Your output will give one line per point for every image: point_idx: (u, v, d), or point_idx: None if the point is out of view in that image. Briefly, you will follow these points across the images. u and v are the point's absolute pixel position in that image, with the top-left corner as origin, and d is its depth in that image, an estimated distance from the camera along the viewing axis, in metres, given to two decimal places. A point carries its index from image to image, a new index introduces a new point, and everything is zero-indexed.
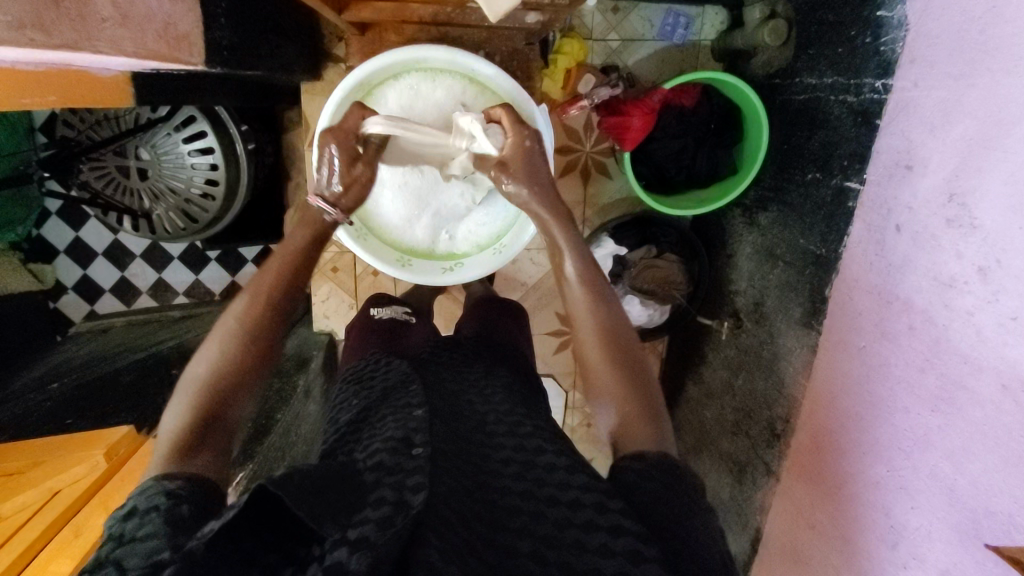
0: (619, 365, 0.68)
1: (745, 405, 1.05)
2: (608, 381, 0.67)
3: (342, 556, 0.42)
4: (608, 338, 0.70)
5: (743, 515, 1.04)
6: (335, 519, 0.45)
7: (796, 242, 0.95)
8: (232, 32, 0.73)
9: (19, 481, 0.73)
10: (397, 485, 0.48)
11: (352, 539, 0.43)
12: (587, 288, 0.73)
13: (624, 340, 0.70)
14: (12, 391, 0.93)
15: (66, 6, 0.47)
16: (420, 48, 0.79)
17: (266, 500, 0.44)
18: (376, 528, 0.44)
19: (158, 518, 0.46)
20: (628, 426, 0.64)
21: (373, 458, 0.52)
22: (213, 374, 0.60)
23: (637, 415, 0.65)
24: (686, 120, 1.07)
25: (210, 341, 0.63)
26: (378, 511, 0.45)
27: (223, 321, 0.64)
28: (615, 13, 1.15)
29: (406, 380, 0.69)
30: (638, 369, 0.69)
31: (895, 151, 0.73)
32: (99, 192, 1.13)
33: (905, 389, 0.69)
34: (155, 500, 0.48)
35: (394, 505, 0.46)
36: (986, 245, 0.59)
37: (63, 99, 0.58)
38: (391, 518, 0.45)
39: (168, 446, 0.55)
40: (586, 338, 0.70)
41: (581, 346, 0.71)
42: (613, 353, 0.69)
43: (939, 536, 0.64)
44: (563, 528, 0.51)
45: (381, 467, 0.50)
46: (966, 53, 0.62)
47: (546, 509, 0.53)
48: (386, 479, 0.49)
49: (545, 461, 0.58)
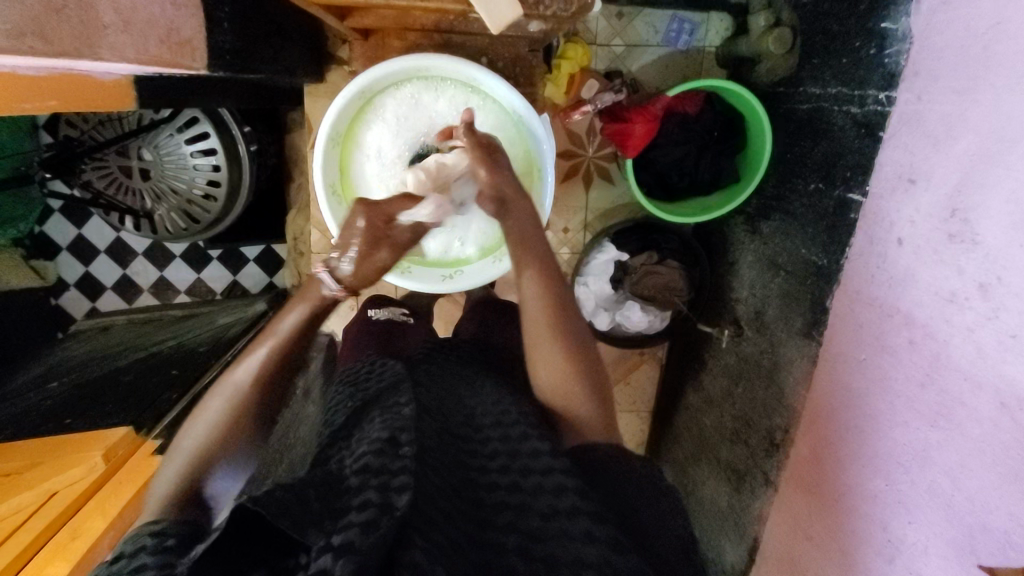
0: (569, 346, 0.68)
1: (745, 413, 1.04)
2: (562, 379, 0.67)
3: (326, 563, 0.41)
4: (559, 329, 0.68)
5: (741, 525, 1.03)
6: (320, 526, 0.45)
7: (797, 252, 0.95)
8: (235, 36, 0.73)
9: (16, 481, 0.73)
10: (382, 487, 0.48)
11: (337, 544, 0.42)
12: (544, 291, 0.69)
13: (576, 336, 0.69)
14: (13, 389, 0.93)
15: (67, 13, 0.47)
16: (423, 57, 0.79)
17: (247, 516, 0.44)
18: (359, 533, 0.43)
19: (145, 553, 0.47)
20: (585, 422, 0.65)
21: (359, 462, 0.51)
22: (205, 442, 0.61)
23: (593, 411, 0.66)
24: (689, 126, 1.07)
25: (222, 393, 0.64)
26: (362, 514, 0.45)
27: (222, 387, 0.64)
28: (620, 19, 1.15)
29: (399, 380, 0.69)
30: (588, 351, 0.69)
31: (898, 164, 0.72)
32: (101, 191, 1.14)
33: (905, 403, 0.69)
34: (140, 542, 0.49)
35: (378, 507, 0.45)
36: (987, 261, 0.58)
37: (64, 103, 0.58)
38: (376, 520, 0.44)
39: (169, 493, 0.58)
40: (539, 339, 0.68)
41: (535, 347, 0.68)
42: (568, 350, 0.68)
43: (935, 551, 0.63)
44: (547, 519, 0.51)
45: (368, 469, 0.50)
46: (970, 68, 0.62)
47: (530, 500, 0.53)
48: (371, 482, 0.48)
49: (528, 448, 0.58)
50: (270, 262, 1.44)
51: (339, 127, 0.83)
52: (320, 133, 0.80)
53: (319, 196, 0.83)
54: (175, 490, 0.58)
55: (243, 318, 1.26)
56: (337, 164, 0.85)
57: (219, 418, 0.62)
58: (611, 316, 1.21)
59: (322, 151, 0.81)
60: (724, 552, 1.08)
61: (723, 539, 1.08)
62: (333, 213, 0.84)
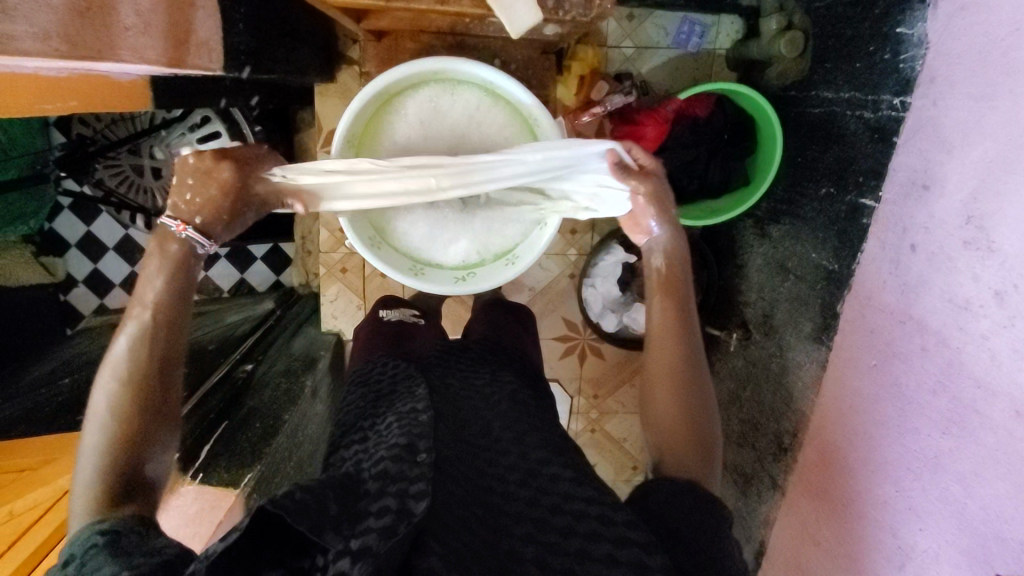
0: (683, 381, 0.67)
1: (753, 417, 1.04)
2: (665, 407, 0.66)
3: (345, 566, 0.43)
4: (678, 365, 0.68)
5: (748, 528, 1.04)
6: (338, 529, 0.45)
7: (807, 257, 0.95)
8: (250, 36, 0.73)
9: (35, 477, 0.76)
10: (400, 494, 0.49)
11: (355, 549, 0.44)
12: (671, 322, 0.70)
13: (695, 376, 0.68)
14: (25, 386, 0.94)
15: (89, 16, 0.47)
16: (447, 60, 0.79)
17: (266, 519, 0.44)
18: (378, 538, 0.45)
19: (102, 553, 0.45)
20: (676, 457, 0.63)
21: (377, 467, 0.52)
22: (114, 428, 0.54)
23: (687, 455, 0.63)
24: (699, 129, 1.06)
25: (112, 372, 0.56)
26: (380, 521, 0.46)
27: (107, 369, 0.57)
28: (631, 20, 1.15)
29: (413, 378, 0.71)
30: (703, 394, 0.67)
31: (912, 170, 0.72)
32: (111, 189, 1.15)
33: (916, 410, 0.69)
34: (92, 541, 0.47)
35: (396, 514, 0.47)
36: (1003, 269, 0.58)
37: (83, 104, 0.59)
38: (394, 527, 0.46)
39: (92, 491, 0.52)
40: (659, 361, 0.69)
41: (650, 367, 0.69)
42: (682, 385, 0.67)
43: (947, 559, 0.63)
44: (565, 536, 0.52)
45: (385, 475, 0.50)
46: (988, 75, 0.62)
47: (548, 516, 0.53)
48: (389, 488, 0.49)
49: (549, 469, 0.59)
50: (278, 260, 1.44)
51: (355, 131, 0.82)
52: (337, 136, 0.80)
53: None
54: (101, 486, 0.52)
55: (251, 316, 1.28)
56: None
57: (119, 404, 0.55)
58: (619, 318, 1.22)
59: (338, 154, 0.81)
60: None
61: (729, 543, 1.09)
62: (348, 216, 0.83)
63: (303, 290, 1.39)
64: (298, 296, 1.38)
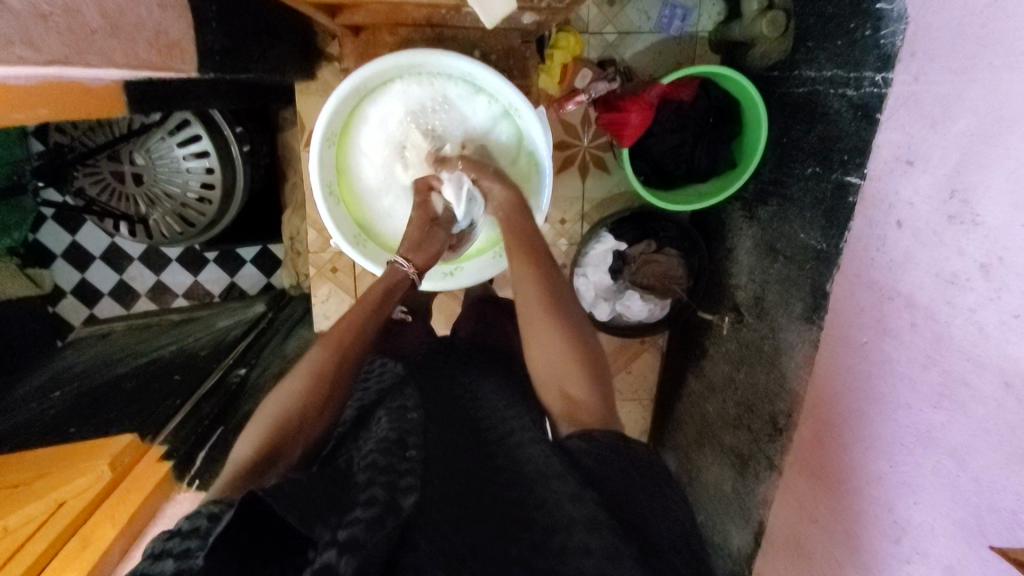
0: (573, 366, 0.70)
1: (747, 399, 1.05)
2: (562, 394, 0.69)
3: (331, 557, 0.44)
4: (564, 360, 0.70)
5: (747, 508, 1.04)
6: (325, 522, 0.47)
7: (795, 237, 0.95)
8: (224, 36, 0.72)
9: (26, 493, 0.73)
10: (389, 485, 0.50)
11: (342, 540, 0.45)
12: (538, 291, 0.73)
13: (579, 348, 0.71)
14: (13, 400, 0.92)
15: (54, 20, 0.46)
16: (421, 53, 0.77)
17: (255, 512, 0.46)
18: (364, 529, 0.46)
19: (198, 537, 0.47)
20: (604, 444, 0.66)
21: (367, 460, 0.54)
22: (280, 418, 0.63)
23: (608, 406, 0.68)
24: (684, 114, 1.07)
25: (306, 356, 0.69)
26: (367, 511, 0.47)
27: (307, 361, 0.68)
28: (611, 6, 1.14)
29: (401, 383, 0.71)
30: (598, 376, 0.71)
31: (895, 145, 0.72)
32: (94, 198, 1.13)
33: (907, 386, 0.69)
34: (198, 522, 0.48)
35: (384, 505, 0.48)
36: (989, 241, 0.58)
37: (55, 111, 0.57)
38: (381, 518, 0.47)
39: (235, 464, 0.60)
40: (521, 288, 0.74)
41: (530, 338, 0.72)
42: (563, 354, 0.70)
43: (942, 531, 0.64)
44: (550, 533, 0.51)
45: (374, 467, 0.52)
46: (968, 46, 0.61)
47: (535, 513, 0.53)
48: (377, 479, 0.50)
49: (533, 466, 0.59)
50: (266, 263, 1.44)
51: (334, 127, 0.82)
52: (315, 133, 0.80)
53: (316, 196, 0.83)
54: (251, 459, 0.60)
55: (242, 319, 1.29)
56: (332, 165, 0.85)
57: (300, 388, 0.65)
58: (610, 308, 1.22)
59: (318, 152, 0.81)
60: (730, 537, 1.09)
61: (729, 525, 1.09)
62: (330, 213, 0.84)
63: (295, 291, 1.40)
64: (290, 299, 1.37)
